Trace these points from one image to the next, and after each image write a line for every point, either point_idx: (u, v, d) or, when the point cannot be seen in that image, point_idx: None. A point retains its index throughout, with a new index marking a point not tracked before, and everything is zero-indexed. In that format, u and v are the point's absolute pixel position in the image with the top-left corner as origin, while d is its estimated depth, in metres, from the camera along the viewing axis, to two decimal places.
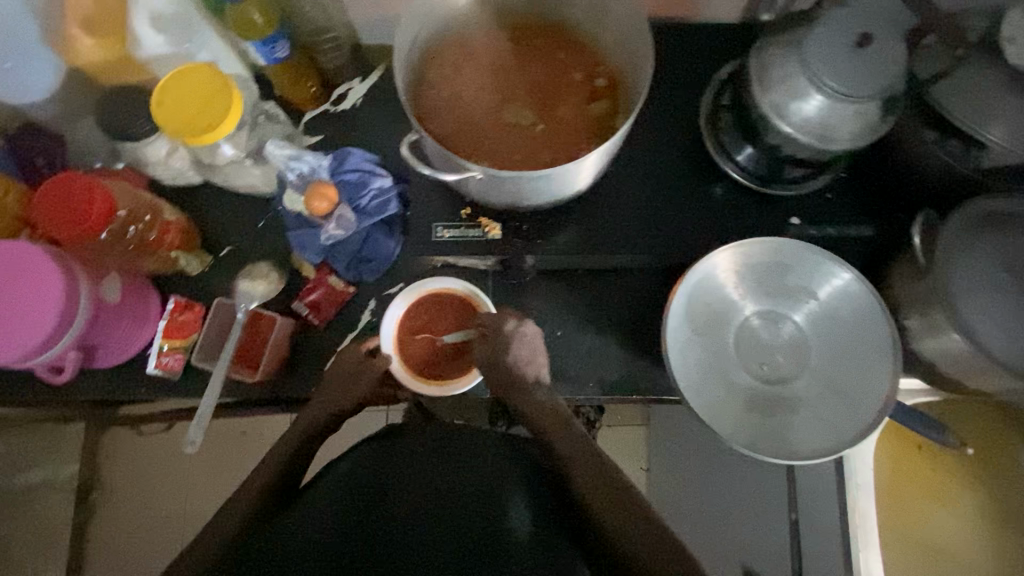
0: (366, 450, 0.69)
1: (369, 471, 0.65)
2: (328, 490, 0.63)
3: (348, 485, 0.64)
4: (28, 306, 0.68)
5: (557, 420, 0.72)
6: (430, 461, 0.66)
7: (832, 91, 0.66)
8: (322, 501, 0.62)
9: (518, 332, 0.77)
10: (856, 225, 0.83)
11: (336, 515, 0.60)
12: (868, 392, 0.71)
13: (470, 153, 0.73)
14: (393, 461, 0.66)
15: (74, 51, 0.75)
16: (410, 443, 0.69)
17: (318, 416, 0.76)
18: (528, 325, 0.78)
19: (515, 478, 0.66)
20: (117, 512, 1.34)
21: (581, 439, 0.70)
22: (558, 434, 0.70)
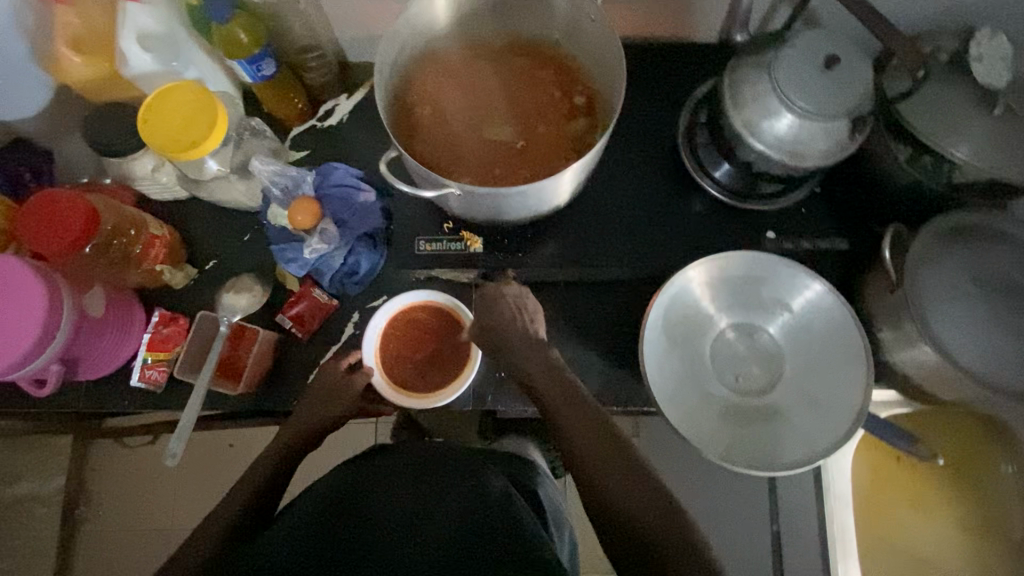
0: (343, 471, 0.69)
1: (349, 489, 0.65)
2: (307, 508, 0.63)
3: (327, 502, 0.64)
4: (10, 320, 0.68)
5: (553, 382, 0.71)
6: (409, 480, 0.66)
7: (801, 110, 0.68)
8: (300, 518, 0.62)
9: (506, 295, 0.77)
10: (829, 239, 0.84)
11: (314, 531, 0.60)
12: (841, 404, 0.71)
13: (450, 169, 0.75)
14: (375, 480, 0.66)
15: (63, 69, 0.76)
16: (392, 463, 0.69)
17: (304, 432, 0.77)
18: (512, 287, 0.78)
19: (496, 497, 0.65)
20: (102, 526, 1.33)
21: (582, 409, 0.68)
22: (559, 406, 0.69)
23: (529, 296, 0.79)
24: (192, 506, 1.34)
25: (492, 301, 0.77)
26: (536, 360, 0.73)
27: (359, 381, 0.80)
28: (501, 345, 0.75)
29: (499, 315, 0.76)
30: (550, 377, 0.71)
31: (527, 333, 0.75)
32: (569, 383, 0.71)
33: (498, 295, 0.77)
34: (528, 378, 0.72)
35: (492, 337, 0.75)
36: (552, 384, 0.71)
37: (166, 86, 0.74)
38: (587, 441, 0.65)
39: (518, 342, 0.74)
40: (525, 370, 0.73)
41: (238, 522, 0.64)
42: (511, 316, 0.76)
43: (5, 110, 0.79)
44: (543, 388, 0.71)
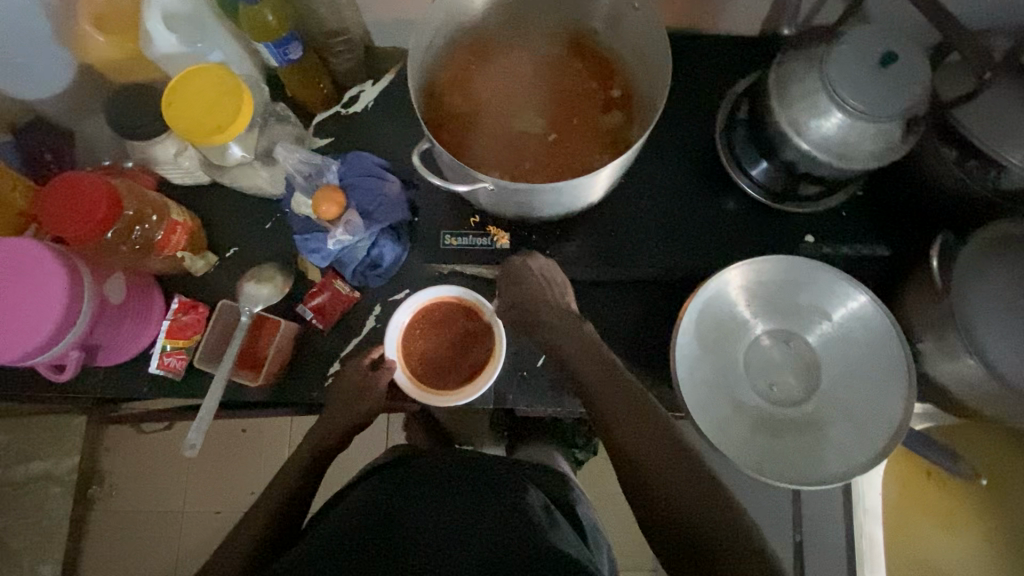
0: (376, 477, 0.72)
1: (384, 490, 0.69)
2: (344, 509, 0.67)
3: (364, 504, 0.67)
4: (30, 304, 0.67)
5: (590, 352, 0.72)
6: (444, 483, 0.70)
7: (852, 109, 0.64)
8: (337, 520, 0.66)
9: (532, 265, 0.77)
10: (871, 245, 0.81)
11: (353, 530, 0.63)
12: (881, 418, 0.69)
13: (480, 160, 0.72)
14: (413, 486, 0.69)
15: (86, 49, 0.74)
16: (429, 470, 0.72)
17: (336, 425, 0.78)
18: (536, 258, 0.78)
19: (528, 503, 0.68)
20: (114, 508, 1.34)
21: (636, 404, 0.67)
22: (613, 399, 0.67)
23: (556, 270, 0.79)
24: (205, 492, 1.35)
25: (518, 275, 0.77)
26: (571, 329, 0.74)
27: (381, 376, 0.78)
28: (529, 308, 0.76)
29: (529, 282, 0.77)
30: (586, 350, 0.72)
31: (557, 304, 0.76)
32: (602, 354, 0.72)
33: (523, 266, 0.77)
34: (560, 344, 0.74)
35: (522, 303, 0.77)
36: (589, 356, 0.71)
37: (190, 68, 0.71)
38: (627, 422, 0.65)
39: (548, 314, 0.75)
40: (565, 345, 0.73)
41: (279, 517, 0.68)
42: (538, 286, 0.76)
43: (16, 81, 0.76)
44: (582, 357, 0.72)
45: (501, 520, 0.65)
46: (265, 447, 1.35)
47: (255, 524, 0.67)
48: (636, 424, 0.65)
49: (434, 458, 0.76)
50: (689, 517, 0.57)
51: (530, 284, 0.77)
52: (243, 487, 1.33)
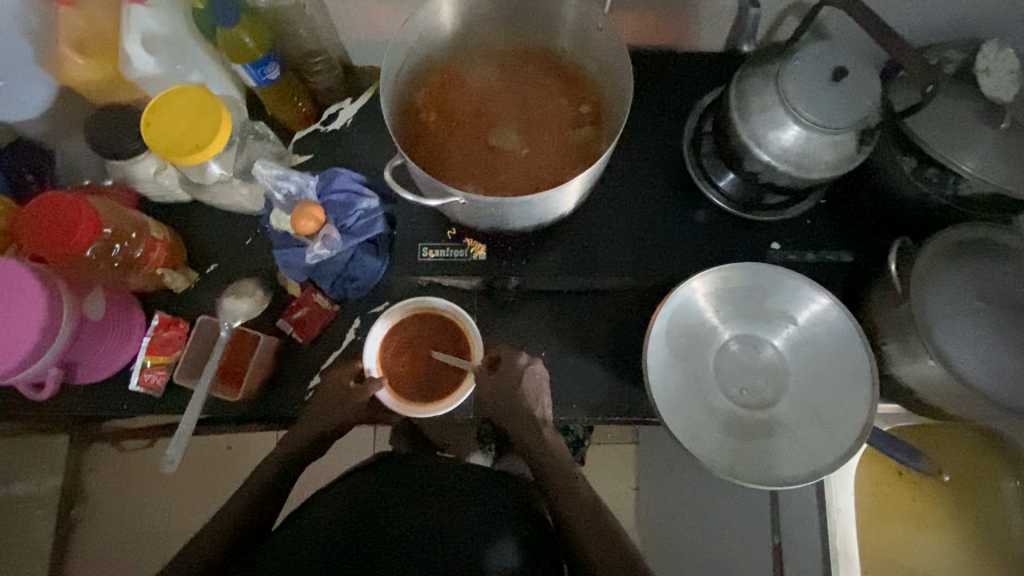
0: (353, 479, 0.74)
1: (358, 495, 0.71)
2: (318, 512, 0.71)
3: (339, 504, 0.71)
4: (8, 322, 0.68)
5: (552, 467, 0.77)
6: (417, 495, 0.72)
7: (808, 122, 0.67)
8: (309, 525, 0.69)
9: (531, 371, 0.79)
10: (835, 251, 0.84)
11: (324, 538, 0.67)
12: (845, 418, 0.71)
13: (454, 174, 0.74)
14: (387, 491, 0.72)
15: (66, 71, 0.76)
16: (402, 477, 0.74)
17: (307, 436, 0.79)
18: (539, 362, 0.80)
19: (495, 514, 0.71)
20: (96, 527, 1.32)
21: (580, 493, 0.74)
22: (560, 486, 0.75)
23: (541, 378, 0.80)
24: (189, 510, 1.33)
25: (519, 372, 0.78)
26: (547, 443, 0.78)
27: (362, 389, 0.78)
28: (516, 420, 0.79)
29: (528, 387, 0.78)
30: (553, 458, 0.77)
31: (541, 418, 0.79)
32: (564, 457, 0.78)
33: (523, 370, 0.78)
34: (532, 455, 0.79)
35: (509, 414, 0.80)
36: (552, 463, 0.77)
37: (169, 90, 0.73)
38: (572, 498, 0.73)
39: (530, 432, 0.79)
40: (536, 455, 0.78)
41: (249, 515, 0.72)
42: (530, 397, 0.79)
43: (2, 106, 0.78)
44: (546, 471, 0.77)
45: (467, 531, 0.69)
46: (249, 462, 1.35)
47: (212, 535, 0.69)
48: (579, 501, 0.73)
49: (408, 461, 0.77)
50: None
51: (525, 389, 0.78)
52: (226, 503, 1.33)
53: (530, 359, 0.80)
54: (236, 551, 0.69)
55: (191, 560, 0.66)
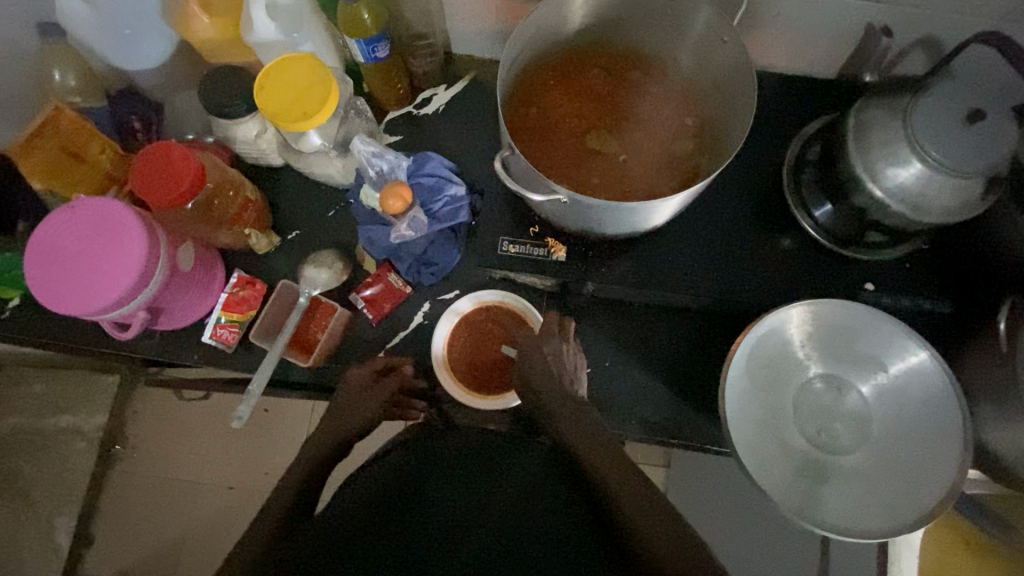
0: (392, 459, 0.66)
1: (384, 485, 0.60)
2: (360, 487, 0.62)
3: (377, 480, 0.62)
4: (109, 262, 0.70)
5: (593, 446, 0.64)
6: (453, 471, 0.61)
7: (935, 161, 0.64)
8: (334, 515, 0.57)
9: (542, 353, 0.74)
10: (935, 301, 0.79)
11: (357, 509, 0.57)
12: (928, 475, 0.68)
13: (549, 170, 0.73)
14: (424, 464, 0.62)
15: (189, 28, 0.78)
16: (438, 449, 0.65)
17: (347, 425, 0.74)
18: (556, 342, 0.75)
19: (543, 495, 0.59)
20: (133, 469, 1.36)
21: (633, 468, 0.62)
22: (609, 461, 0.63)
23: (579, 359, 0.77)
24: (223, 465, 1.36)
25: (530, 354, 0.74)
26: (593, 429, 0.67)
27: (401, 371, 0.78)
28: (544, 397, 0.71)
29: (535, 367, 0.73)
30: (589, 435, 0.66)
31: (562, 387, 0.71)
32: (602, 434, 0.67)
33: (538, 350, 0.74)
34: (564, 434, 0.67)
35: (532, 390, 0.72)
36: (596, 442, 0.65)
37: (282, 56, 0.74)
38: (622, 472, 0.61)
39: (557, 406, 0.69)
40: (571, 434, 0.67)
41: (299, 497, 0.66)
42: (550, 371, 0.73)
43: (121, 54, 0.80)
44: (586, 451, 0.64)
45: (511, 522, 0.55)
46: (287, 432, 1.37)
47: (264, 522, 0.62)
48: (627, 475, 0.61)
49: (447, 436, 0.69)
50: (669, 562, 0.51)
51: (534, 372, 0.73)
52: (260, 463, 1.36)
53: (540, 342, 0.75)
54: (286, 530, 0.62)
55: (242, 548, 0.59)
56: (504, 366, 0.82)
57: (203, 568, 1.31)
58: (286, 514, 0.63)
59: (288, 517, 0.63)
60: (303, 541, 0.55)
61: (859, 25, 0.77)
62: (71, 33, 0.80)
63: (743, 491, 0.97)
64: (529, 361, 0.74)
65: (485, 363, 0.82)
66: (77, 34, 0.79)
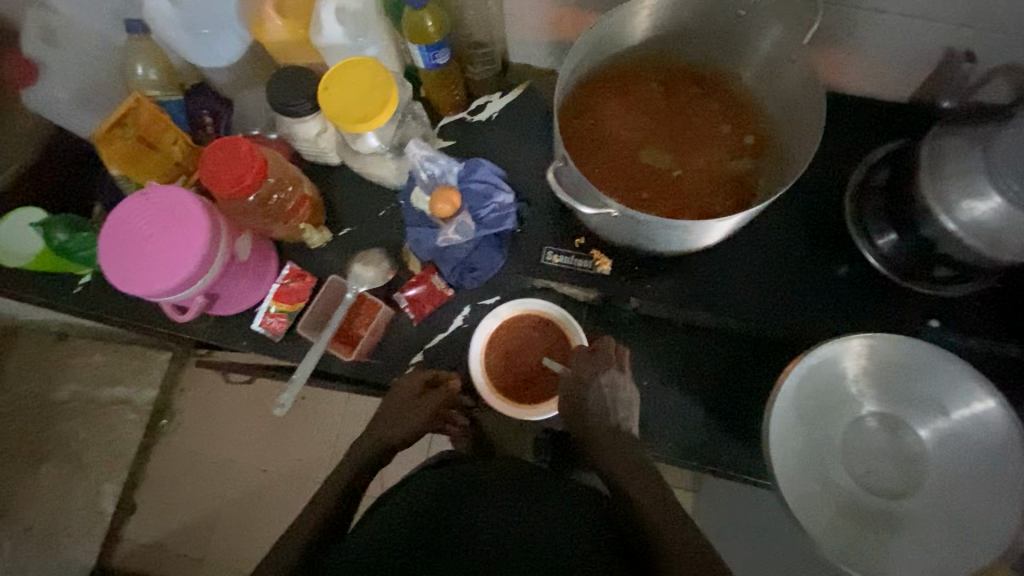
0: (427, 480, 0.67)
1: (420, 509, 0.62)
2: (396, 508, 0.63)
3: (413, 502, 0.63)
4: (175, 247, 0.74)
5: (638, 480, 0.66)
6: (488, 500, 0.62)
7: (1015, 195, 0.60)
8: (379, 522, 0.61)
9: (598, 387, 0.72)
10: (1003, 343, 0.75)
11: (393, 532, 0.59)
12: (989, 532, 0.63)
13: (600, 182, 0.73)
14: (458, 489, 0.64)
15: (263, 29, 0.82)
16: (472, 476, 0.66)
17: (387, 436, 0.78)
18: (617, 377, 0.73)
19: (578, 531, 0.58)
20: (176, 444, 1.43)
21: (670, 503, 0.63)
22: (644, 492, 0.64)
23: (632, 389, 0.75)
24: (260, 449, 1.41)
25: (586, 390, 0.73)
26: (633, 460, 0.68)
27: (448, 382, 0.79)
28: (588, 430, 0.72)
29: (591, 399, 0.72)
30: (636, 471, 0.67)
31: (616, 426, 0.72)
32: (644, 465, 0.68)
33: (594, 379, 0.72)
34: (607, 464, 0.69)
35: (584, 425, 0.72)
36: (636, 474, 0.66)
37: (346, 59, 0.76)
38: (659, 504, 0.63)
39: (607, 439, 0.71)
40: (615, 467, 0.68)
41: (335, 509, 0.69)
42: (604, 407, 0.72)
43: (198, 52, 0.85)
44: (630, 484, 0.66)
45: (551, 538, 0.57)
46: (321, 422, 1.40)
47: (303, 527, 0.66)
48: (665, 510, 0.62)
49: (482, 462, 0.69)
50: None
51: (591, 405, 0.72)
52: (294, 450, 1.40)
53: (596, 371, 0.73)
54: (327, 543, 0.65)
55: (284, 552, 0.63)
56: (544, 377, 0.81)
57: (232, 546, 1.36)
58: (323, 523, 0.67)
59: (325, 526, 0.66)
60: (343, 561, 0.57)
61: (937, 48, 0.73)
62: (155, 30, 0.85)
63: None
64: (584, 396, 0.73)
65: (524, 373, 0.82)
66: (160, 33, 0.85)
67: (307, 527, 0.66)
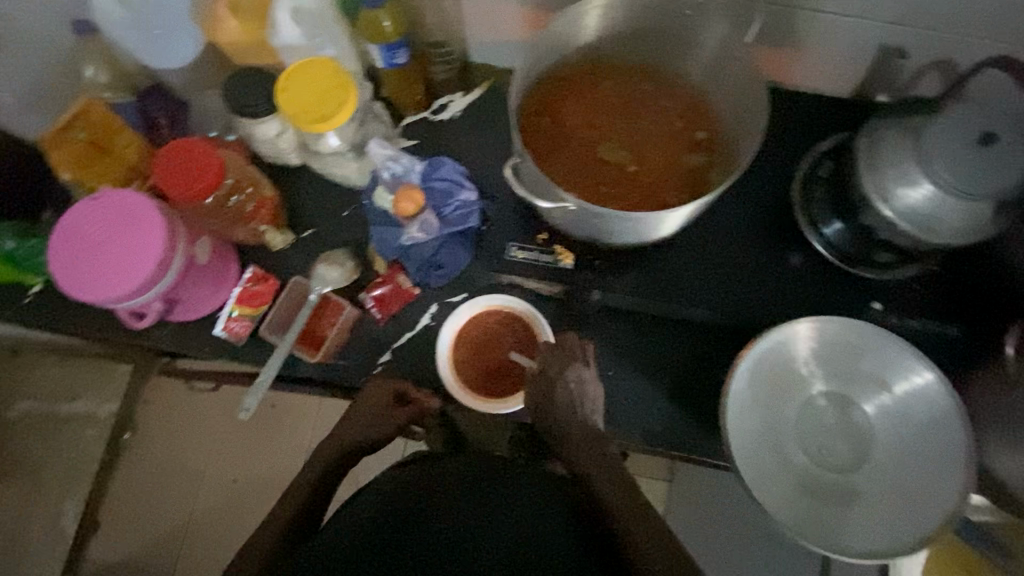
0: (396, 473, 0.66)
1: (393, 499, 0.62)
2: (369, 500, 0.63)
3: (386, 493, 0.63)
4: (129, 252, 0.72)
5: (599, 467, 0.68)
6: (459, 485, 0.62)
7: (945, 182, 0.63)
8: (351, 514, 0.62)
9: (565, 381, 0.73)
10: (941, 323, 0.79)
11: (366, 524, 0.60)
12: (929, 500, 0.68)
13: (560, 179, 0.75)
14: (429, 480, 0.64)
15: (217, 30, 0.81)
16: (442, 465, 0.65)
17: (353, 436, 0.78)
18: (588, 374, 0.75)
19: (545, 508, 0.61)
20: (141, 458, 1.39)
21: (621, 480, 0.67)
22: (599, 470, 0.68)
23: (597, 386, 0.76)
24: (229, 458, 1.38)
25: (554, 382, 0.74)
26: (594, 447, 0.70)
27: (429, 388, 0.81)
28: (556, 422, 0.73)
29: (555, 392, 0.73)
30: (601, 463, 0.68)
31: (583, 420, 0.72)
32: (605, 451, 0.70)
33: (555, 377, 0.74)
34: (570, 455, 0.71)
35: (550, 414, 0.74)
36: (600, 460, 0.69)
37: (304, 60, 0.76)
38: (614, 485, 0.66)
39: (573, 431, 0.72)
40: (579, 459, 0.69)
41: (304, 507, 0.70)
42: (570, 403, 0.73)
43: (153, 54, 0.84)
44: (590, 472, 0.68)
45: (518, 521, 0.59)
46: (291, 427, 1.38)
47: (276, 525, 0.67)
48: (629, 499, 0.64)
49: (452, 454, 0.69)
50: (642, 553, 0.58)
51: (558, 400, 0.73)
52: (265, 459, 1.37)
53: (563, 367, 0.74)
54: (300, 535, 0.68)
55: (258, 548, 0.64)
56: (511, 373, 0.82)
57: (202, 559, 1.33)
58: (294, 518, 0.69)
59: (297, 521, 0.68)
60: (319, 553, 0.58)
61: (875, 45, 0.77)
62: (103, 31, 0.83)
63: None
64: (553, 391, 0.74)
65: (492, 368, 0.82)
66: (109, 33, 0.83)
67: (278, 531, 0.67)
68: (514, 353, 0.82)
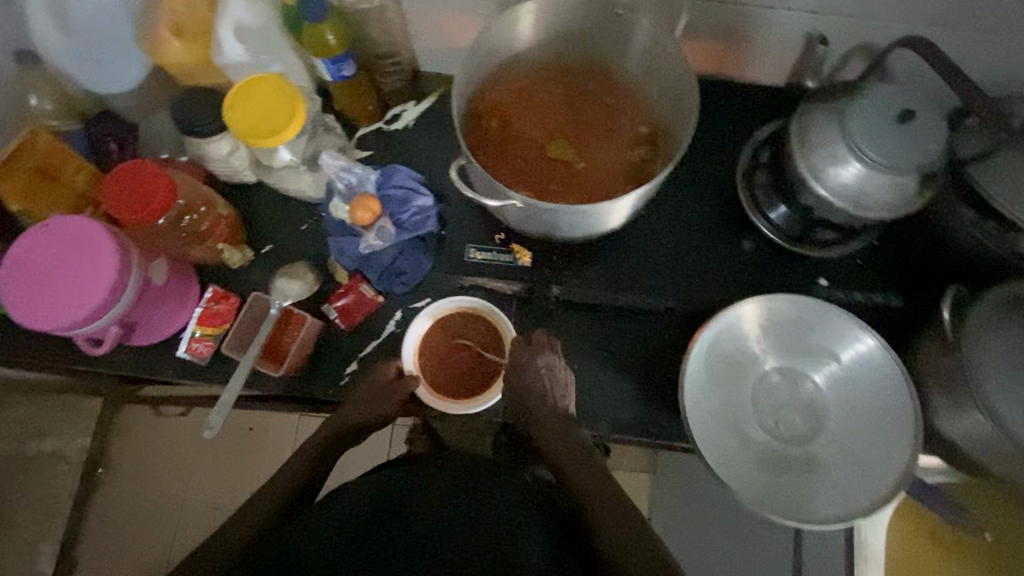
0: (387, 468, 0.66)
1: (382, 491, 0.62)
2: (358, 490, 0.63)
3: (374, 486, 0.63)
4: (81, 278, 0.72)
5: (579, 467, 0.68)
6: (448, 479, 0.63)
7: (871, 160, 0.67)
8: (338, 502, 0.61)
9: (535, 367, 0.77)
10: (884, 294, 0.83)
11: (354, 514, 0.60)
12: (884, 462, 0.70)
13: (511, 180, 0.77)
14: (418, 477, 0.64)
15: (161, 52, 0.81)
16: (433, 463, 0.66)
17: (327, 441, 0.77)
18: (556, 360, 0.78)
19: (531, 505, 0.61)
20: (116, 491, 1.36)
21: (597, 475, 0.68)
22: (576, 468, 0.69)
23: (567, 372, 0.79)
24: (207, 483, 1.36)
25: (526, 368, 0.76)
26: (574, 443, 0.72)
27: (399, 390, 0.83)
28: (533, 410, 0.76)
29: (525, 378, 0.76)
30: (582, 463, 0.69)
31: (555, 408, 0.76)
32: (584, 448, 0.72)
33: (530, 364, 0.76)
34: (551, 451, 0.72)
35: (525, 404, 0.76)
36: (584, 460, 0.70)
37: (250, 78, 0.77)
38: (593, 483, 0.66)
39: (551, 423, 0.75)
40: (563, 460, 0.70)
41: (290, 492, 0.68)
42: (541, 387, 0.76)
43: (100, 80, 0.84)
44: (572, 471, 0.68)
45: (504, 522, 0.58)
46: (269, 446, 1.37)
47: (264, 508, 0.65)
48: (611, 498, 0.64)
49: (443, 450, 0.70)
50: (617, 551, 0.57)
51: (528, 387, 0.76)
52: (244, 480, 1.36)
53: (531, 355, 0.77)
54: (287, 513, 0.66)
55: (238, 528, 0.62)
56: (479, 370, 0.83)
57: None
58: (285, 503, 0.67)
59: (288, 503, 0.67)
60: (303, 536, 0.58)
61: (800, 34, 0.81)
62: (46, 60, 0.83)
63: (718, 490, 0.98)
64: (523, 376, 0.76)
65: (462, 367, 0.83)
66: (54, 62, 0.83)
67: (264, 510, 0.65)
68: (478, 351, 0.84)
